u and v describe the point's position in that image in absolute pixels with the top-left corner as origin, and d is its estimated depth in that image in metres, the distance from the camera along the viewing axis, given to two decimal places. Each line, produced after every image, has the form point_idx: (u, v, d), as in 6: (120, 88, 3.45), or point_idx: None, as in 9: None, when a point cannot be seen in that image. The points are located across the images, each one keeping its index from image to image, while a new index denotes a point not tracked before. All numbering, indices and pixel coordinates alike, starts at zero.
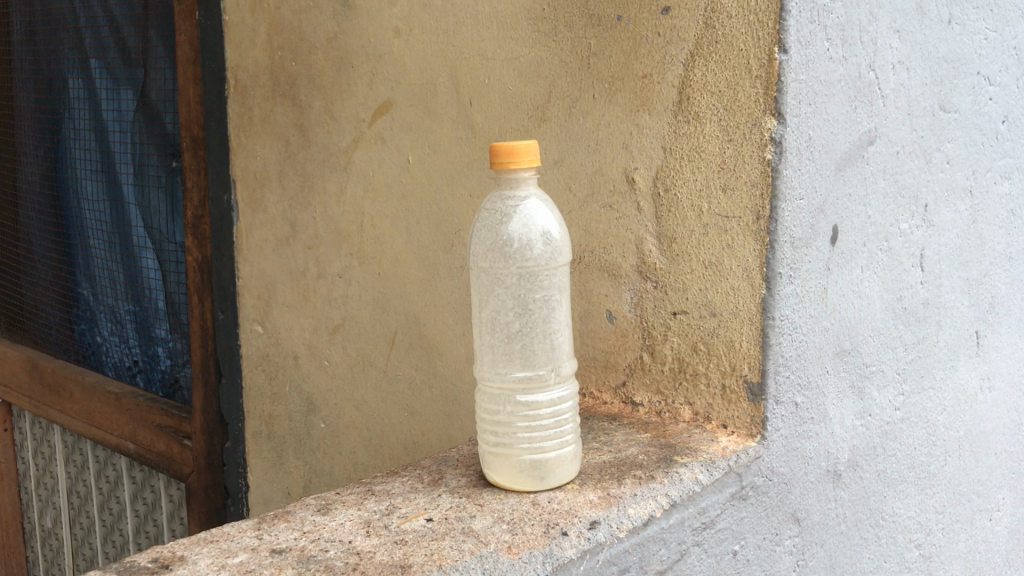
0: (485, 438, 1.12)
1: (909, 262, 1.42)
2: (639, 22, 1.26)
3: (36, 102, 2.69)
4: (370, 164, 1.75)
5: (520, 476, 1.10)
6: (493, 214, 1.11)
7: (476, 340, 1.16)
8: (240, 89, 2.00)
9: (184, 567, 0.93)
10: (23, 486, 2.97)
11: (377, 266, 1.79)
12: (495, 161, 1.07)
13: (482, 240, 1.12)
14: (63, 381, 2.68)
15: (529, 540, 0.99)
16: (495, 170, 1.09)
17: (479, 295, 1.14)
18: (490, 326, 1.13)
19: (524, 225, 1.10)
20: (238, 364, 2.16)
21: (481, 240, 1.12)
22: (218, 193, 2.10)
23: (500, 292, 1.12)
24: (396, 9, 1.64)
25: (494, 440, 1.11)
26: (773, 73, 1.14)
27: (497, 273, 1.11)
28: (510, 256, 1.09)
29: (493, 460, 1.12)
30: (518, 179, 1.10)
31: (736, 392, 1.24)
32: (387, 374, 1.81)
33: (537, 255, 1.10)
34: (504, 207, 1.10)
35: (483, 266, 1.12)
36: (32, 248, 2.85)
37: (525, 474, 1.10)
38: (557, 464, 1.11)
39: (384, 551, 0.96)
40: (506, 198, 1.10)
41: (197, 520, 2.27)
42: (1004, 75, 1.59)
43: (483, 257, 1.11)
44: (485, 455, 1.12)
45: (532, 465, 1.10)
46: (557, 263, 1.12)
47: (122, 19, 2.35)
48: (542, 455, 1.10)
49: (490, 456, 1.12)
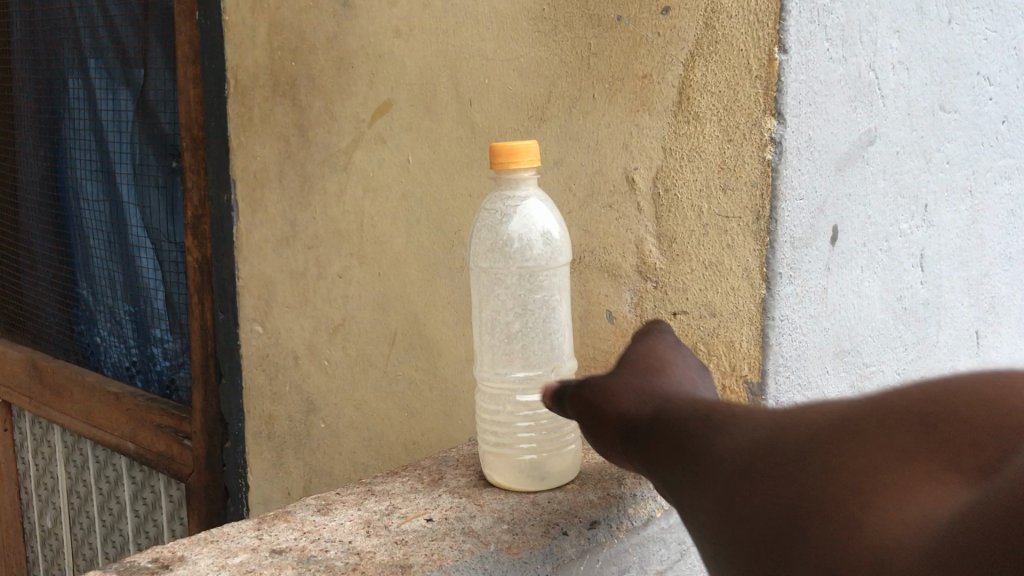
0: (485, 438, 1.12)
1: (909, 262, 1.42)
2: (639, 22, 1.26)
3: (36, 102, 2.69)
4: (370, 164, 1.75)
5: (523, 472, 1.09)
6: (493, 214, 1.11)
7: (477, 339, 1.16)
8: (240, 89, 2.00)
9: (184, 567, 0.93)
10: (23, 486, 2.98)
11: (377, 266, 1.79)
12: (495, 161, 1.06)
13: (483, 240, 1.12)
14: (63, 381, 2.68)
15: (529, 540, 0.98)
16: (495, 170, 1.08)
17: (478, 295, 1.15)
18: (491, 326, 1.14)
19: (519, 227, 1.10)
20: (237, 364, 2.16)
21: (481, 240, 1.13)
22: (218, 193, 2.09)
23: (500, 292, 1.13)
24: (396, 9, 1.64)
25: (494, 440, 1.11)
26: (773, 73, 1.15)
27: (497, 274, 1.12)
28: (509, 256, 1.10)
29: (495, 460, 1.11)
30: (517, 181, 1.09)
31: (735, 391, 1.24)
32: (387, 374, 1.81)
33: (533, 257, 1.10)
34: (504, 208, 1.10)
35: (482, 266, 1.13)
36: (32, 248, 2.84)
37: (529, 469, 1.09)
38: (557, 464, 1.10)
39: (384, 551, 0.96)
40: (506, 198, 1.10)
41: (197, 520, 2.28)
42: (1004, 75, 1.59)
43: (481, 259, 1.13)
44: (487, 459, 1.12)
45: (535, 457, 1.09)
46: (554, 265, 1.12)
47: (122, 20, 2.35)
48: (542, 455, 1.09)
49: (490, 457, 1.11)
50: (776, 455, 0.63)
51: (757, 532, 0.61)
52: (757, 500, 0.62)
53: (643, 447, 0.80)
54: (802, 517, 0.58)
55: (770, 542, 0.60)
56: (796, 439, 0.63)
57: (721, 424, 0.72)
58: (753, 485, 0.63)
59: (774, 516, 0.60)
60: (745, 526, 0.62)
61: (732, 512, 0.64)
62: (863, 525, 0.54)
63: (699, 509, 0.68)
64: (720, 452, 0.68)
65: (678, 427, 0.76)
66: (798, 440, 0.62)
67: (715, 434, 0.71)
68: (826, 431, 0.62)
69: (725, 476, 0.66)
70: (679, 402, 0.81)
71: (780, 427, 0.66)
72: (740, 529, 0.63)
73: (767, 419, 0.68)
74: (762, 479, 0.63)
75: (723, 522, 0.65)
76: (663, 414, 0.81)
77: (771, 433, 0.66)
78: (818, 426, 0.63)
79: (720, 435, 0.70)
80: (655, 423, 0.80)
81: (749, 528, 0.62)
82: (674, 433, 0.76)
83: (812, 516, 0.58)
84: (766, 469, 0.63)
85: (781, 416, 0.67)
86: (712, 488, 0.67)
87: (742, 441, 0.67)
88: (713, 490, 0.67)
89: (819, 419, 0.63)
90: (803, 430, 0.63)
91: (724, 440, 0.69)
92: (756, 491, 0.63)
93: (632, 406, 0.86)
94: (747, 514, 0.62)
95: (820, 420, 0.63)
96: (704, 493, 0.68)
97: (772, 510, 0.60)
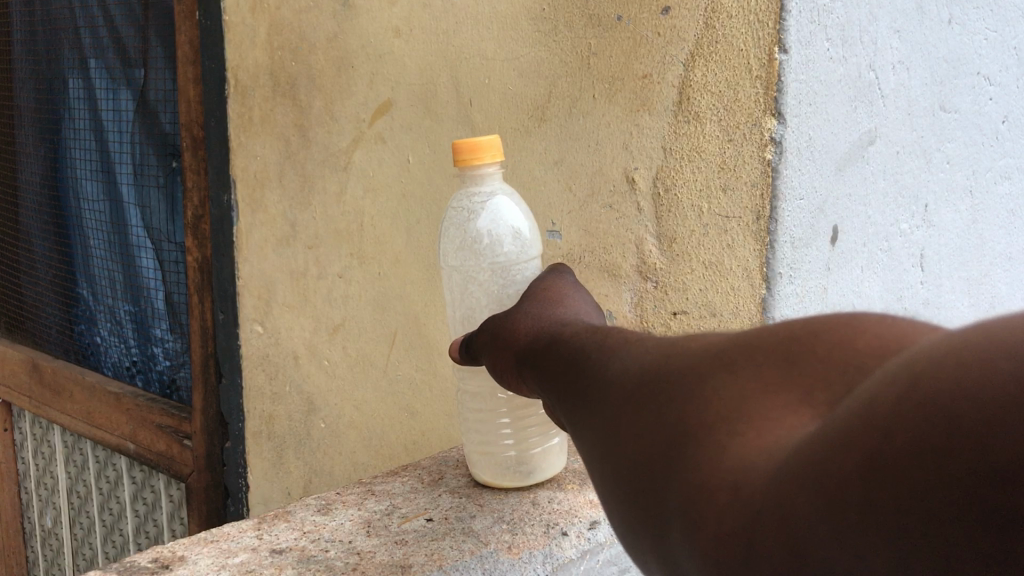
0: (469, 437, 1.12)
1: (909, 263, 1.42)
2: (639, 22, 1.26)
3: (36, 102, 2.69)
4: (370, 164, 1.75)
5: (511, 469, 1.10)
6: (460, 211, 1.15)
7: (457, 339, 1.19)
8: (240, 89, 2.00)
9: (184, 568, 0.93)
10: (23, 486, 2.98)
11: (377, 266, 1.79)
12: (458, 159, 1.10)
13: (453, 239, 1.16)
14: (63, 381, 2.68)
15: (529, 540, 0.98)
16: (460, 168, 1.13)
17: (454, 291, 1.18)
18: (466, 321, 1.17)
19: (488, 223, 1.13)
20: (238, 364, 2.15)
21: (452, 240, 1.16)
22: (218, 193, 2.08)
23: (475, 290, 1.15)
24: (396, 9, 1.64)
25: (478, 439, 1.11)
26: (773, 73, 1.15)
27: (470, 272, 1.15)
28: (479, 251, 1.13)
29: (482, 459, 1.11)
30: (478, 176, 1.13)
31: None
32: (387, 374, 1.81)
33: (504, 253, 1.13)
34: (470, 204, 1.14)
35: (455, 263, 1.16)
36: (32, 248, 2.84)
37: (517, 466, 1.10)
38: (543, 458, 1.10)
39: (384, 551, 0.96)
40: (472, 195, 1.14)
41: (197, 520, 2.28)
42: (1005, 75, 1.59)
43: (455, 257, 1.16)
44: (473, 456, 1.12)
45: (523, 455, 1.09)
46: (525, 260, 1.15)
47: (122, 20, 2.36)
48: (527, 451, 1.09)
49: (476, 455, 1.11)
50: (651, 384, 0.59)
51: (630, 468, 0.58)
52: (631, 431, 0.58)
53: (549, 377, 0.77)
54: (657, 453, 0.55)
55: (642, 480, 0.56)
56: (671, 369, 0.59)
57: (610, 357, 0.68)
58: (630, 418, 0.59)
59: (645, 450, 0.56)
60: (622, 459, 0.59)
61: (611, 446, 0.60)
62: (726, 456, 0.50)
63: (587, 445, 0.65)
64: (605, 383, 0.65)
65: (574, 363, 0.73)
66: (675, 369, 0.58)
67: (603, 367, 0.68)
68: (699, 361, 0.57)
69: (606, 408, 0.63)
70: (579, 338, 0.78)
71: (662, 357, 0.61)
72: (617, 467, 0.59)
73: (651, 348, 0.64)
74: (636, 411, 0.59)
75: (604, 455, 0.61)
76: (562, 352, 0.78)
77: (651, 362, 0.62)
78: (691, 357, 0.58)
79: (608, 366, 0.67)
80: (557, 361, 0.78)
81: (624, 463, 0.58)
82: (569, 368, 0.73)
83: (677, 448, 0.54)
84: (641, 401, 0.59)
85: (663, 347, 0.63)
86: (595, 424, 0.64)
87: (625, 373, 0.64)
88: (595, 425, 0.64)
89: (695, 350, 0.59)
90: (681, 360, 0.59)
91: (611, 371, 0.66)
92: (631, 422, 0.59)
93: (546, 342, 0.84)
94: (622, 448, 0.59)
95: (698, 345, 0.59)
96: (588, 430, 0.65)
97: (645, 441, 0.56)
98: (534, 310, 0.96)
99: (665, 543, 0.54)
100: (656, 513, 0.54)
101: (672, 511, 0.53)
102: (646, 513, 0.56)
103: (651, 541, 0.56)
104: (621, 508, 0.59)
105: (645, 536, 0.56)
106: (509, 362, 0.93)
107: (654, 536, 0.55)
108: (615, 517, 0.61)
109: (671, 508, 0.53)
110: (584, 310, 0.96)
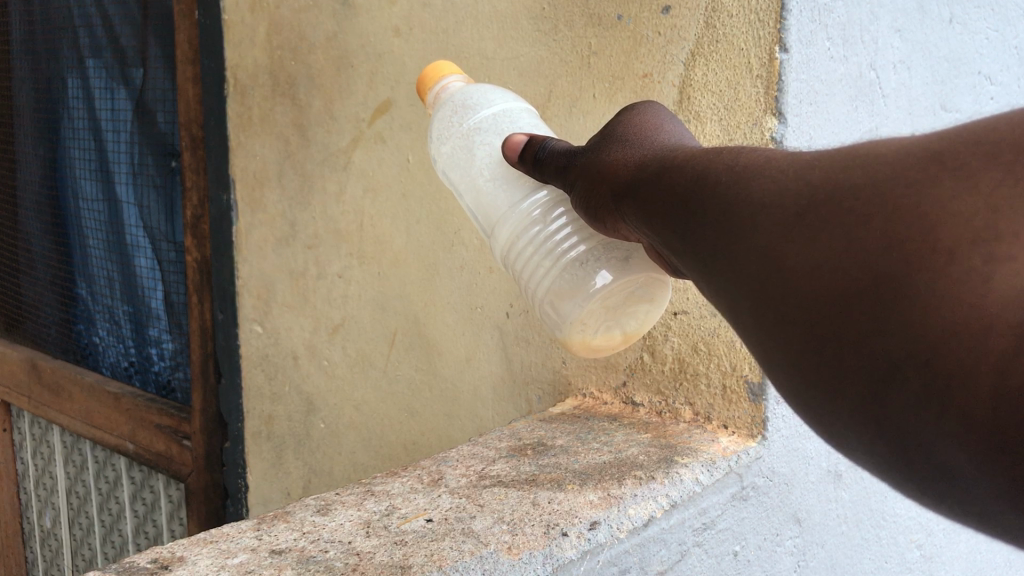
0: (546, 316, 1.05)
1: None
2: (639, 21, 1.26)
3: (36, 102, 2.68)
4: (370, 164, 1.75)
5: (615, 328, 1.05)
6: (447, 110, 1.19)
7: (494, 209, 1.11)
8: (240, 89, 2.01)
9: (184, 568, 0.91)
10: (23, 486, 2.98)
11: (377, 266, 1.78)
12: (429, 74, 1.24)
13: (448, 124, 1.18)
14: (63, 380, 2.66)
15: (529, 540, 0.97)
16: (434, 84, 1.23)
17: (462, 165, 1.16)
18: (490, 167, 1.12)
19: (479, 97, 1.19)
20: (237, 364, 2.16)
21: (449, 125, 1.18)
22: (218, 193, 2.11)
23: (482, 138, 1.14)
24: (396, 8, 1.64)
25: (553, 307, 1.03)
26: (773, 73, 1.13)
27: (476, 128, 1.15)
28: (474, 106, 1.17)
29: (583, 336, 1.03)
30: (441, 88, 1.22)
31: (736, 392, 1.21)
32: (387, 374, 1.80)
33: (507, 107, 1.18)
34: (451, 94, 1.20)
35: (459, 134, 1.16)
36: (32, 246, 2.83)
37: (622, 325, 1.05)
38: (614, 291, 1.00)
39: (384, 552, 0.94)
40: (453, 90, 1.21)
41: (197, 520, 2.27)
42: (1005, 75, 1.59)
43: (455, 131, 1.16)
44: (571, 337, 1.04)
45: (628, 311, 1.04)
46: (528, 112, 1.20)
47: (121, 21, 2.36)
48: (596, 290, 0.99)
49: (555, 317, 1.03)
50: (833, 202, 0.51)
51: (809, 307, 0.50)
52: (809, 259, 0.50)
53: (663, 211, 0.70)
54: (856, 284, 0.47)
55: (833, 320, 0.48)
56: (858, 179, 0.50)
57: (748, 178, 0.60)
58: (806, 242, 0.51)
59: (836, 281, 0.48)
60: (799, 296, 0.51)
61: (777, 282, 0.53)
62: (992, 281, 0.41)
63: (734, 284, 0.57)
64: (753, 207, 0.58)
65: (699, 190, 0.65)
66: (863, 186, 0.50)
67: (740, 189, 0.60)
68: (907, 165, 0.48)
69: (763, 235, 0.55)
70: (690, 165, 0.70)
71: (842, 166, 0.52)
72: (791, 308, 0.51)
73: (813, 159, 0.56)
74: (815, 232, 0.51)
75: (764, 291, 0.54)
76: (673, 182, 0.70)
77: (817, 176, 0.54)
78: (887, 163, 0.50)
79: (751, 188, 0.59)
80: (671, 191, 0.70)
81: (801, 303, 0.51)
82: (697, 197, 0.65)
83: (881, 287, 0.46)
84: (817, 221, 0.51)
85: (832, 157, 0.54)
86: (749, 261, 0.56)
87: (783, 192, 0.56)
88: (749, 259, 0.56)
89: (887, 156, 0.50)
90: (873, 167, 0.50)
91: (759, 193, 0.58)
92: (807, 246, 0.51)
93: (646, 175, 0.76)
94: (800, 284, 0.51)
95: (892, 152, 0.50)
96: (735, 268, 0.57)
97: (835, 266, 0.48)
98: (622, 131, 0.86)
99: (872, 396, 0.46)
100: (861, 361, 0.47)
101: (895, 359, 0.45)
102: (837, 365, 0.48)
103: (845, 398, 0.48)
104: (791, 354, 0.52)
105: (831, 391, 0.49)
106: (595, 197, 0.85)
107: (848, 394, 0.48)
108: (776, 366, 0.53)
109: (892, 350, 0.45)
110: (676, 124, 0.86)
